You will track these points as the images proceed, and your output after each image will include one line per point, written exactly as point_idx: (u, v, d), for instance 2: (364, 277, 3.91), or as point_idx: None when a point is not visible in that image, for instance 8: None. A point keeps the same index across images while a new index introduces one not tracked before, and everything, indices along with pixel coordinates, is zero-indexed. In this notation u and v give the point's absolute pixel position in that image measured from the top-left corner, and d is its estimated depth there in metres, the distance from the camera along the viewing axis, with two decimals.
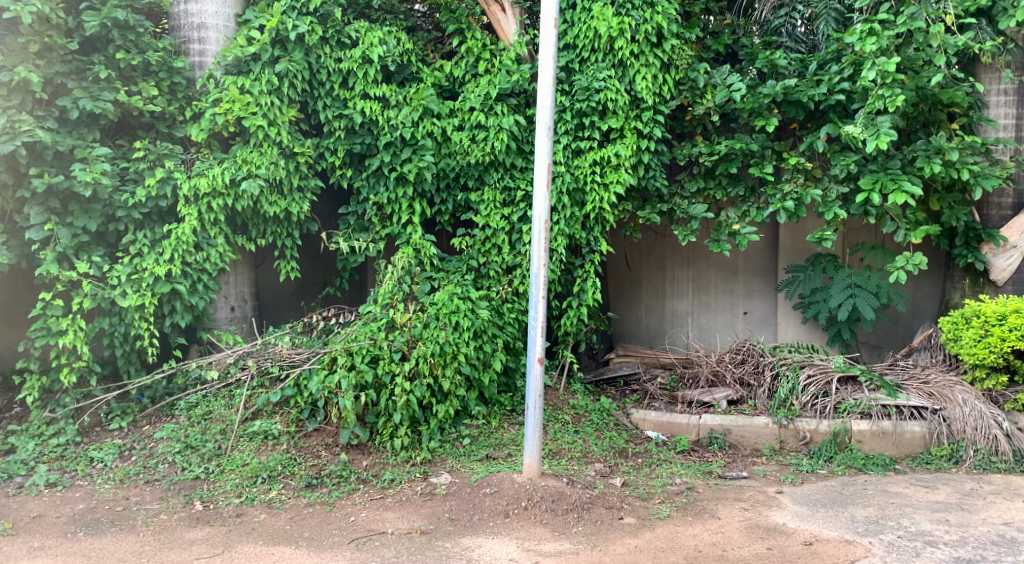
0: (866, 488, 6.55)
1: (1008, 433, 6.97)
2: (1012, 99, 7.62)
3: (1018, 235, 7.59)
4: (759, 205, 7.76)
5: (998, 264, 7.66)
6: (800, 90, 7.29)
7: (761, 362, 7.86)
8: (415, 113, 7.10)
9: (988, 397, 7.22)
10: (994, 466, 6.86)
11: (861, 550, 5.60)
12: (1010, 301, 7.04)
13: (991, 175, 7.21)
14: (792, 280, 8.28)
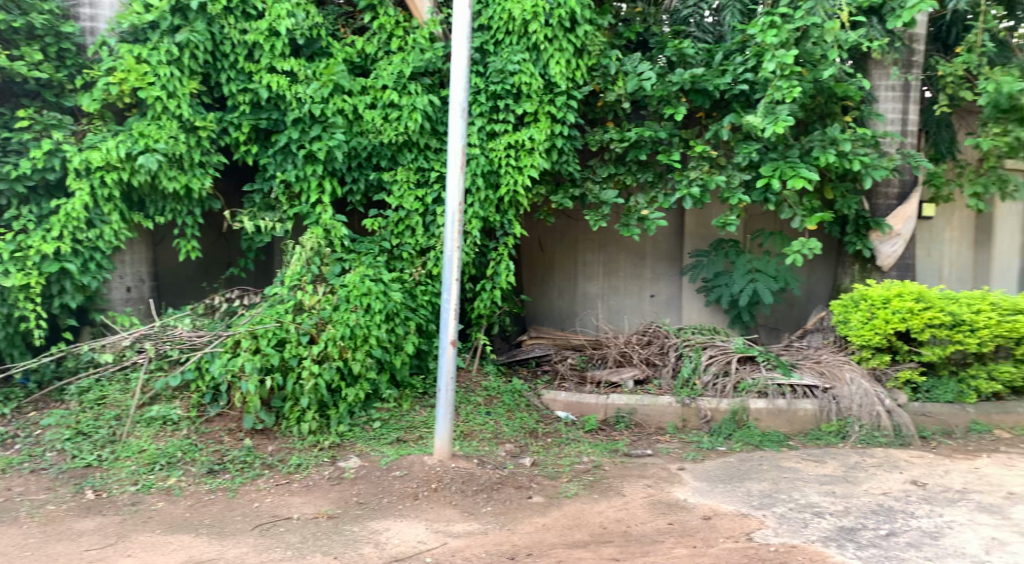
0: (761, 464, 6.76)
1: (889, 409, 7.24)
2: (897, 95, 8.03)
3: (903, 223, 7.98)
4: (667, 190, 7.90)
5: (885, 251, 8.06)
6: (706, 79, 7.48)
7: (666, 343, 8.11)
8: (325, 90, 6.92)
9: (873, 375, 7.51)
10: (876, 440, 7.13)
11: (755, 522, 5.80)
12: (893, 287, 7.44)
13: (880, 166, 7.45)
14: (696, 264, 8.49)
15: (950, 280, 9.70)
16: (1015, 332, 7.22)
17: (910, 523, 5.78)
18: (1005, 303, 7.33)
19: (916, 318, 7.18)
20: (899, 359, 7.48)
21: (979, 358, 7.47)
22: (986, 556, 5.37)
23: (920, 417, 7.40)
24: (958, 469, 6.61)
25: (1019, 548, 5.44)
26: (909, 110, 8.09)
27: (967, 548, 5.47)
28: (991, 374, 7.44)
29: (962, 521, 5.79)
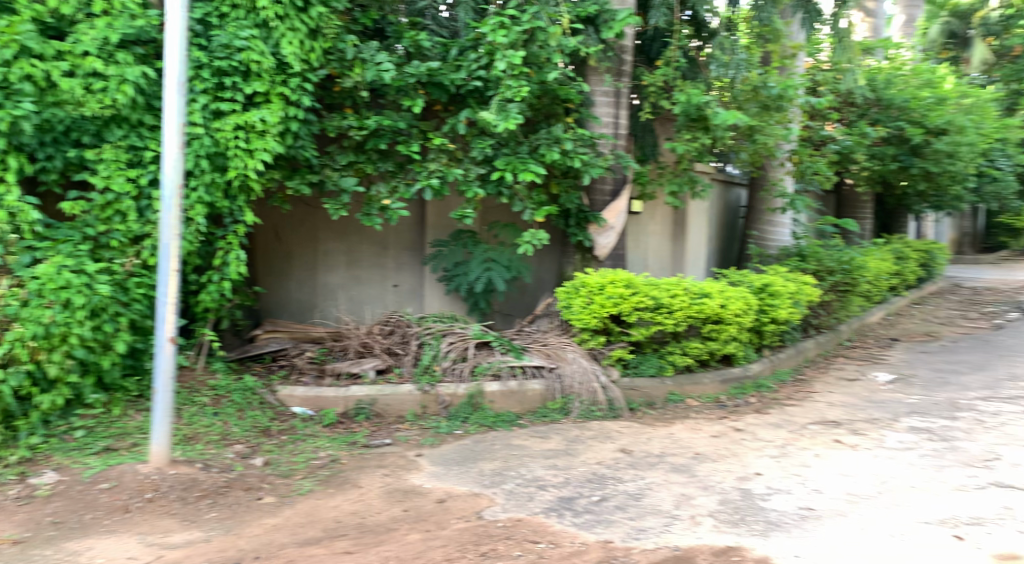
0: (493, 444, 6.95)
1: (605, 385, 7.75)
2: (610, 99, 8.64)
3: (617, 217, 8.68)
4: (408, 181, 7.85)
5: (601, 242, 8.68)
6: (442, 73, 7.55)
7: (407, 333, 8.17)
8: (9, 51, 6.10)
9: (590, 354, 8.10)
10: (593, 414, 7.60)
11: (485, 500, 5.94)
12: (606, 274, 8.09)
13: (596, 165, 7.92)
14: (436, 255, 8.54)
15: (653, 269, 10.60)
16: (703, 312, 7.99)
17: (616, 488, 6.17)
18: (696, 288, 8.14)
19: (626, 303, 7.84)
20: (613, 339, 8.13)
21: (675, 336, 8.21)
22: (675, 510, 5.84)
23: (628, 391, 7.96)
24: (658, 436, 7.18)
25: (703, 501, 5.98)
26: (620, 115, 8.71)
27: (661, 505, 5.92)
28: (684, 350, 8.18)
29: (658, 481, 6.28)
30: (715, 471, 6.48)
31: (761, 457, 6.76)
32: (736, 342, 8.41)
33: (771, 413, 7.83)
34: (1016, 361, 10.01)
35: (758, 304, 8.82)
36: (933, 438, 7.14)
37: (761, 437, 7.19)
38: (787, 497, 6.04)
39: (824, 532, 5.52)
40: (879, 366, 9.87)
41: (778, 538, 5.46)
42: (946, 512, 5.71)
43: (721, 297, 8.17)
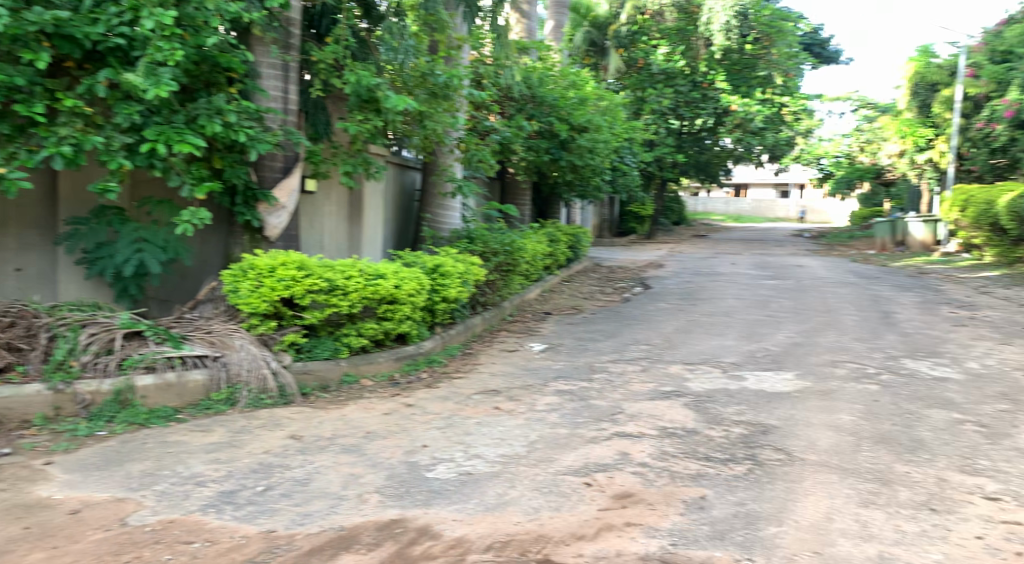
0: (144, 442, 6.43)
1: (275, 370, 7.48)
2: (277, 73, 8.27)
3: (287, 196, 8.39)
4: (29, 147, 6.78)
5: (272, 222, 8.41)
6: (73, 25, 6.59)
7: (34, 324, 7.34)
8: None
9: (260, 341, 7.80)
10: (262, 402, 7.26)
11: (131, 505, 5.52)
12: (277, 257, 7.89)
13: (264, 140, 7.57)
14: (73, 232, 7.56)
15: (329, 250, 10.19)
16: (377, 293, 8.09)
17: (284, 475, 6.04)
18: (371, 269, 8.25)
19: (298, 285, 7.71)
20: (285, 324, 7.90)
21: (350, 318, 8.16)
22: (343, 491, 5.84)
23: (302, 375, 7.75)
24: (329, 418, 7.10)
25: (371, 478, 6.04)
26: (290, 90, 8.39)
27: (329, 487, 5.89)
28: (359, 331, 8.18)
29: (327, 464, 6.23)
30: (383, 448, 6.58)
31: (428, 430, 6.95)
32: (412, 321, 8.60)
33: (439, 387, 8.03)
34: (639, 328, 11.05)
35: (430, 283, 8.89)
36: (572, 398, 7.77)
37: (429, 410, 7.39)
38: (451, 465, 6.30)
39: (480, 494, 5.85)
40: (534, 337, 10.37)
41: (439, 505, 5.67)
42: (579, 462, 6.32)
43: (396, 278, 8.31)
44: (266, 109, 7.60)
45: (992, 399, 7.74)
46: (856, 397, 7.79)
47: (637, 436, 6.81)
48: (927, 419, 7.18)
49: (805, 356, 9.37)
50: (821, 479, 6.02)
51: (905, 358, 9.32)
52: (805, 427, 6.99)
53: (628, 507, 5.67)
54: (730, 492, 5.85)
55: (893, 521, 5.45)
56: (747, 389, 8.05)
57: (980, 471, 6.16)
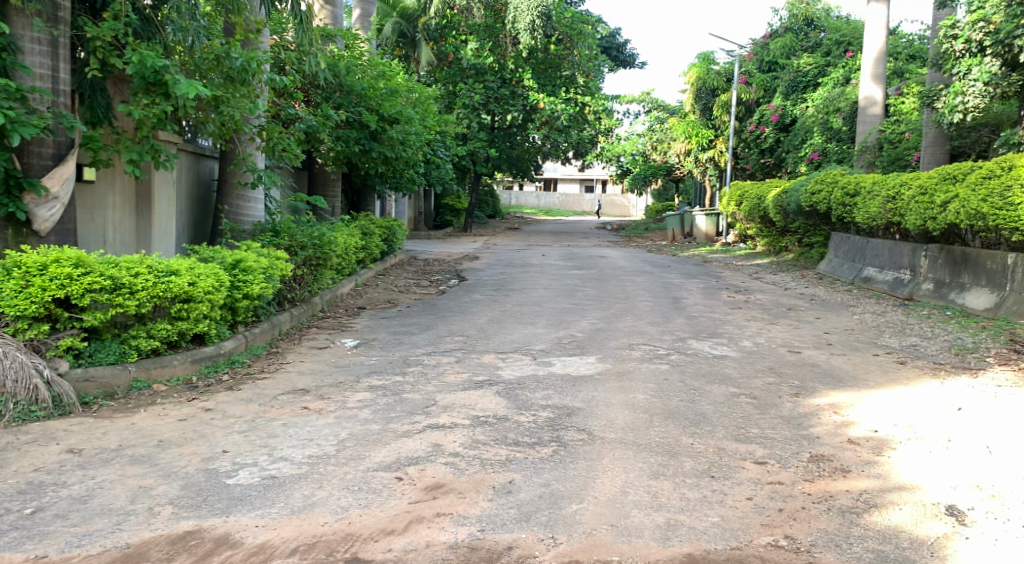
0: None
1: (48, 380, 6.50)
2: (44, 49, 7.29)
3: (60, 186, 7.37)
4: None
5: (41, 215, 7.31)
6: None
7: None
8: None
9: (30, 347, 6.64)
10: (33, 415, 6.33)
11: None
12: (48, 253, 6.80)
13: (28, 123, 6.76)
14: None
15: (113, 246, 8.96)
16: (170, 291, 7.26)
17: (59, 494, 5.30)
18: (161, 265, 7.40)
19: (74, 285, 6.71)
20: (60, 327, 6.82)
21: (138, 318, 7.22)
22: (131, 506, 5.18)
23: (81, 383, 6.76)
24: (116, 428, 6.28)
25: (163, 489, 5.39)
26: (59, 68, 7.44)
27: (114, 502, 5.23)
28: (150, 332, 7.24)
29: (112, 478, 5.52)
30: (179, 456, 5.86)
31: (230, 434, 6.26)
32: (209, 320, 7.77)
33: (243, 389, 7.28)
34: (452, 319, 10.75)
35: (229, 279, 8.14)
36: (385, 392, 7.28)
37: (230, 414, 6.66)
38: (255, 470, 5.68)
39: (285, 497, 5.32)
40: (346, 333, 9.80)
41: (240, 512, 5.13)
42: (390, 457, 5.87)
43: (191, 274, 7.54)
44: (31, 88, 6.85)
45: (760, 373, 8.03)
46: (649, 376, 7.84)
47: (450, 427, 6.43)
48: (709, 394, 7.30)
49: (606, 340, 9.39)
50: (617, 455, 5.94)
51: (691, 338, 9.57)
52: (604, 407, 6.91)
53: (439, 497, 5.33)
54: (537, 474, 5.64)
55: (679, 490, 5.45)
56: (553, 374, 7.90)
57: (751, 438, 6.28)
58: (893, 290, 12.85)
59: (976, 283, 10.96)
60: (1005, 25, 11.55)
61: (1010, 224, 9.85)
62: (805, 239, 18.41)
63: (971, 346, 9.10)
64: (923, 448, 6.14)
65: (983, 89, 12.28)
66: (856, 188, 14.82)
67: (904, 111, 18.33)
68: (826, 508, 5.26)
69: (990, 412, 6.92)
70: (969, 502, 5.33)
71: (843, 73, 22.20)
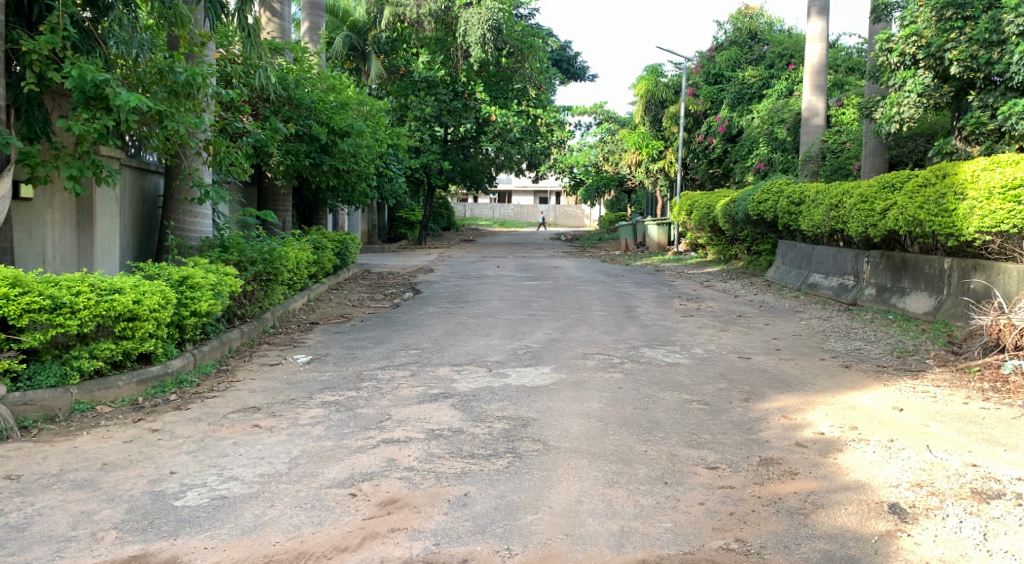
0: None
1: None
2: None
3: None
4: None
5: None
6: None
7: None
8: None
9: None
10: None
11: None
12: None
13: None
14: None
15: (53, 264, 8.63)
16: (113, 310, 7.01)
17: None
18: (104, 283, 7.15)
19: (11, 305, 6.46)
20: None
21: (80, 338, 6.95)
22: (72, 532, 4.98)
23: (20, 407, 6.49)
24: (57, 452, 6.03)
25: (107, 514, 5.18)
26: None
27: (54, 529, 5.02)
28: (92, 353, 6.97)
29: (53, 504, 5.29)
30: (124, 479, 5.65)
31: (178, 455, 6.05)
32: (155, 338, 7.51)
33: (191, 409, 7.06)
34: (407, 332, 10.61)
35: (176, 295, 7.90)
36: (338, 408, 7.12)
37: (178, 434, 6.45)
38: (203, 491, 5.49)
39: (235, 517, 5.15)
40: (299, 348, 9.60)
41: (188, 534, 4.96)
42: (343, 474, 5.72)
43: (136, 291, 7.29)
44: None
45: (712, 379, 8.03)
46: (603, 386, 7.78)
47: (404, 441, 6.30)
48: (661, 402, 7.27)
49: (560, 350, 9.33)
50: (572, 464, 5.86)
51: (645, 347, 9.56)
52: (559, 417, 6.84)
53: (393, 512, 5.21)
54: (492, 486, 5.54)
55: (633, 497, 5.39)
56: (508, 385, 7.81)
57: (703, 444, 6.26)
58: (837, 295, 13.02)
59: (915, 287, 11.14)
60: (936, 38, 11.80)
61: (946, 230, 10.03)
62: (754, 247, 18.61)
63: (912, 348, 9.25)
64: (867, 449, 6.17)
65: (918, 100, 12.58)
66: (802, 196, 15.03)
67: (845, 122, 18.62)
68: (775, 510, 5.25)
69: (930, 412, 7.00)
70: (911, 500, 5.37)
71: (786, 84, 22.63)
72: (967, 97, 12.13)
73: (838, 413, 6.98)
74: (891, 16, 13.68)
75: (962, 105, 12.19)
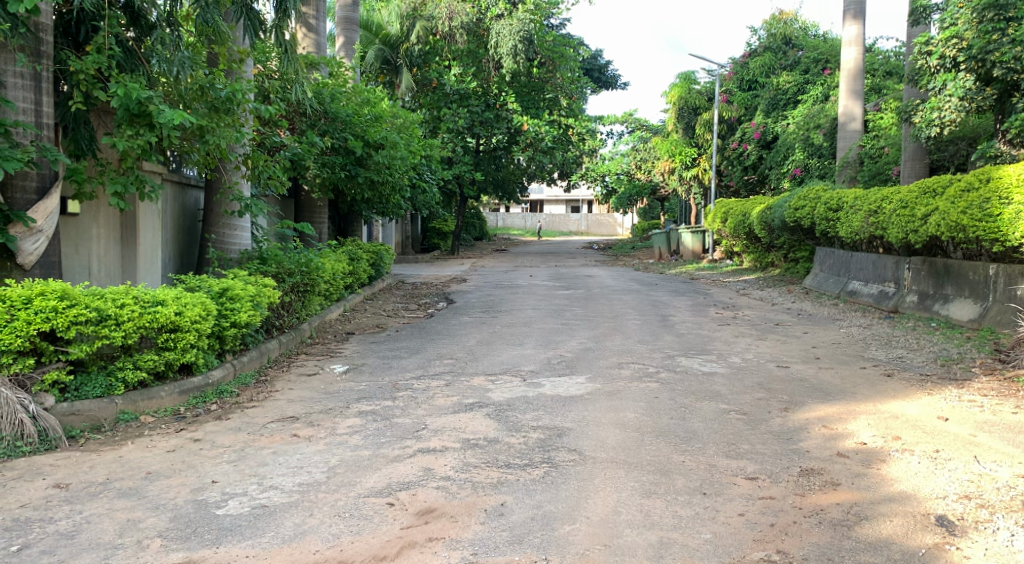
0: None
1: (34, 415, 6.45)
2: (28, 83, 7.31)
3: (44, 219, 7.30)
4: None
5: (26, 248, 7.22)
6: None
7: None
8: None
9: (15, 381, 6.57)
10: (19, 451, 6.26)
11: None
12: (32, 286, 6.77)
13: (12, 157, 6.83)
14: None
15: (98, 278, 8.89)
16: (156, 321, 7.22)
17: (45, 530, 5.27)
18: (147, 296, 7.38)
19: (59, 317, 6.67)
20: (45, 360, 6.74)
21: (124, 349, 7.17)
22: (118, 540, 5.16)
23: (67, 417, 6.72)
24: (103, 461, 6.23)
25: (152, 522, 5.36)
26: (42, 102, 7.45)
27: (102, 537, 5.19)
28: (136, 364, 7.18)
29: (99, 512, 5.48)
30: (167, 488, 5.83)
31: (219, 464, 6.23)
32: (196, 349, 7.68)
33: (231, 418, 7.24)
34: (442, 342, 10.75)
35: (217, 307, 8.11)
36: (375, 418, 7.27)
37: (218, 444, 6.63)
38: (244, 500, 5.65)
39: (275, 526, 5.30)
40: (336, 358, 9.77)
41: (230, 543, 5.11)
42: (381, 483, 5.85)
43: (177, 303, 7.50)
44: (15, 123, 6.95)
45: (750, 389, 8.04)
46: (639, 395, 7.84)
47: (440, 451, 6.42)
48: (698, 412, 7.31)
49: (594, 360, 9.40)
50: (608, 475, 5.94)
51: (680, 356, 9.59)
52: (595, 427, 6.92)
53: (431, 521, 5.32)
54: (528, 496, 5.64)
55: (671, 508, 5.46)
56: (543, 395, 7.90)
57: (742, 454, 6.29)
58: (878, 302, 12.96)
59: (958, 294, 11.06)
60: (977, 39, 11.68)
61: (990, 235, 9.95)
62: (790, 254, 18.53)
63: (957, 356, 9.19)
64: (912, 460, 6.16)
65: (959, 104, 12.46)
66: (839, 203, 14.95)
67: (883, 127, 18.48)
68: (818, 521, 5.28)
69: (978, 422, 6.96)
70: (959, 512, 5.37)
71: (822, 90, 22.60)
72: (1010, 99, 12.01)
73: (881, 423, 6.97)
74: (930, 19, 13.58)
75: (1006, 107, 12.06)
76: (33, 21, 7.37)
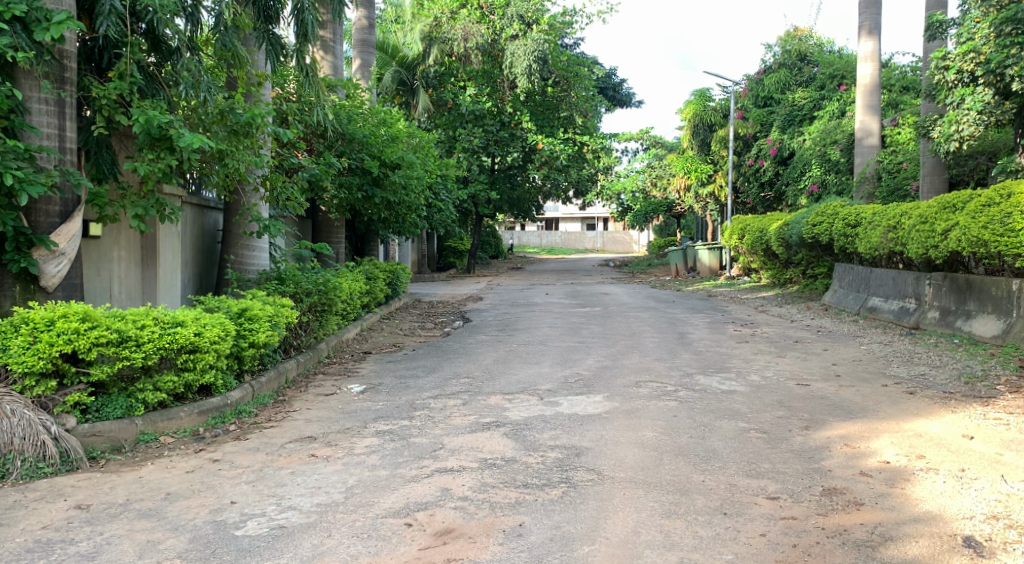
0: None
1: (56, 436, 6.52)
2: (52, 109, 7.42)
3: (66, 241, 7.39)
4: None
5: (49, 270, 7.32)
6: None
7: None
8: None
9: (37, 403, 6.66)
10: (40, 472, 6.34)
11: None
12: (54, 309, 6.86)
13: (36, 182, 6.88)
14: None
15: (119, 299, 8.97)
16: (175, 342, 7.27)
17: (66, 551, 5.31)
18: (167, 317, 7.44)
19: (81, 339, 6.72)
20: (66, 383, 6.80)
21: (145, 371, 7.21)
22: (138, 561, 5.19)
23: (88, 438, 6.76)
24: (123, 482, 6.28)
25: (171, 543, 5.39)
26: (65, 127, 7.56)
27: (122, 558, 5.23)
28: (156, 385, 7.22)
29: (120, 533, 5.52)
30: (187, 509, 5.86)
31: (237, 485, 6.25)
32: (215, 370, 7.74)
33: (250, 439, 7.28)
34: (459, 361, 10.78)
35: (235, 328, 8.15)
36: (393, 438, 7.28)
37: (237, 464, 6.66)
38: (263, 520, 5.67)
39: (294, 547, 5.32)
40: (353, 378, 9.79)
41: None
42: (399, 503, 5.86)
43: (196, 325, 7.53)
44: (39, 148, 6.99)
45: (770, 407, 8.00)
46: (657, 414, 7.82)
47: (458, 471, 6.42)
48: (717, 430, 7.29)
49: (611, 378, 9.39)
50: (627, 494, 5.93)
51: (699, 375, 9.55)
52: (612, 446, 6.91)
53: (448, 542, 5.33)
54: (546, 516, 5.63)
55: (690, 528, 5.44)
56: (560, 414, 7.89)
57: (762, 474, 6.27)
58: (898, 318, 12.88)
59: (981, 309, 10.98)
60: (995, 54, 11.60)
61: (1012, 250, 9.88)
62: (808, 270, 18.46)
63: (981, 373, 9.11)
64: (936, 479, 6.11)
65: (978, 117, 12.44)
66: (858, 219, 14.89)
67: (900, 142, 18.41)
68: (841, 542, 5.25)
69: (1003, 441, 6.90)
70: (987, 533, 5.32)
71: (838, 106, 22.56)
72: None
73: (904, 442, 6.93)
74: (948, 34, 13.54)
75: None
76: (58, 48, 7.48)
